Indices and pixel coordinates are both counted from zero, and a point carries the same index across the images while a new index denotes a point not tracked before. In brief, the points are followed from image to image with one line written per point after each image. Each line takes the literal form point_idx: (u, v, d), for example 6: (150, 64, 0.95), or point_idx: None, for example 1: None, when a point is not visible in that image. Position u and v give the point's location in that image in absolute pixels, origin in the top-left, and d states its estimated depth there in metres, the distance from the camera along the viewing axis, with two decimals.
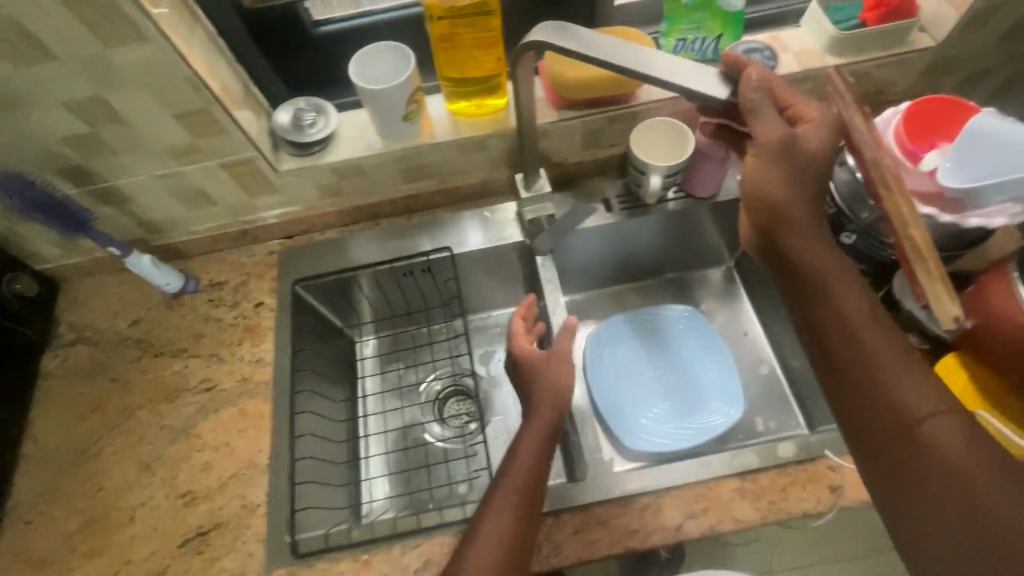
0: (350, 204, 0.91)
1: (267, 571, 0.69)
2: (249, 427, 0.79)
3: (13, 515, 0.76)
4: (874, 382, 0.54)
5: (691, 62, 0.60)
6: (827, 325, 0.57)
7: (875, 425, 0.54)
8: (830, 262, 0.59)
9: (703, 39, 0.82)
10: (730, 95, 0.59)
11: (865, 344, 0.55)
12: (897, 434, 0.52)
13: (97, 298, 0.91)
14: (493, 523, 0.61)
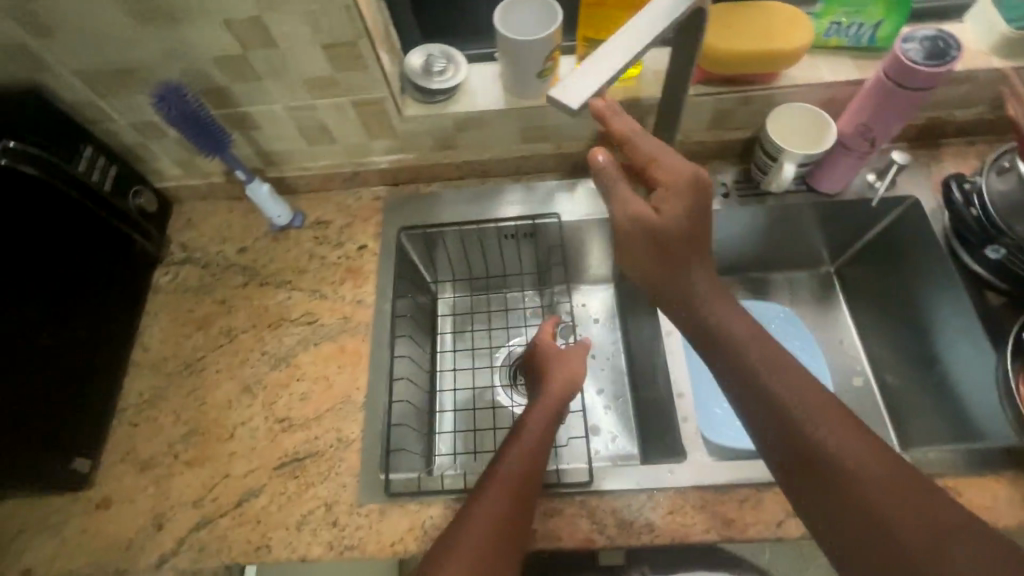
0: (462, 158, 0.90)
1: (359, 504, 0.71)
2: (348, 364, 0.80)
3: (122, 417, 0.79)
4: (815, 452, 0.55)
5: (603, 75, 0.50)
6: (760, 399, 0.58)
7: (823, 491, 0.54)
8: (750, 328, 0.62)
9: (860, 25, 0.76)
10: (566, 106, 0.49)
11: (774, 386, 0.58)
12: (841, 496, 0.53)
13: (207, 222, 0.94)
14: (485, 505, 0.60)
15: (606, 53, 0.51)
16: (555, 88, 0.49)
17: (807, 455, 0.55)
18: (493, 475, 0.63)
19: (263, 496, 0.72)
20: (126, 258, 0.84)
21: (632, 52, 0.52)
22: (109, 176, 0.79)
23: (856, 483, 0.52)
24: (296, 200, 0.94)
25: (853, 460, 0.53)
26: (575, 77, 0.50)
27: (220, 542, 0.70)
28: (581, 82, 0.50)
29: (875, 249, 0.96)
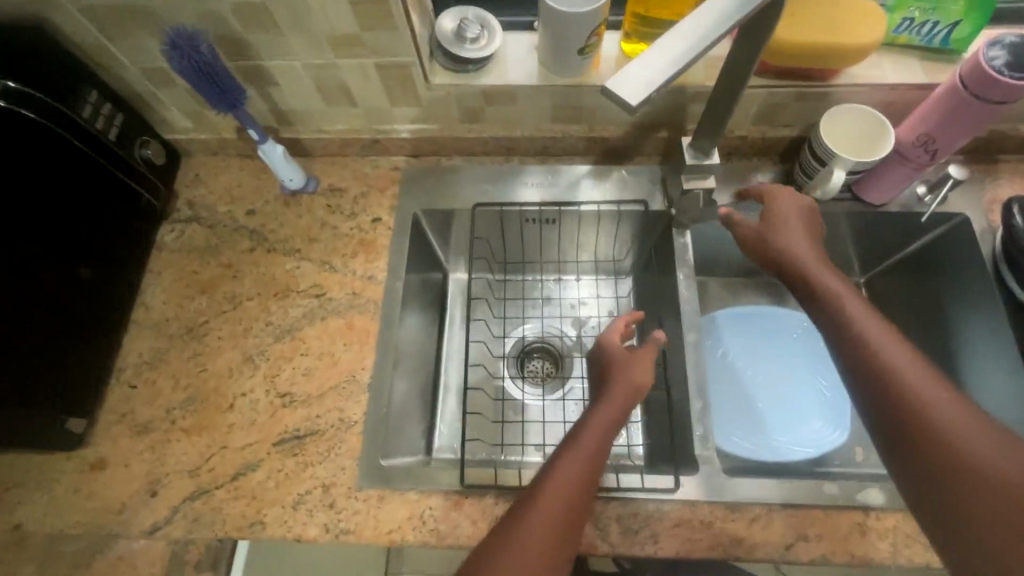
0: (489, 134, 0.85)
1: (358, 488, 0.69)
2: (355, 342, 0.77)
3: (120, 376, 0.77)
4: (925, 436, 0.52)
5: (670, 68, 0.45)
6: (876, 378, 0.56)
7: (930, 480, 0.51)
8: (868, 311, 0.60)
9: (935, 23, 0.70)
10: (625, 104, 0.44)
11: (889, 356, 0.56)
12: (949, 484, 0.50)
13: (217, 179, 0.89)
14: (553, 492, 0.57)
15: (664, 46, 0.46)
16: (610, 79, 0.45)
17: (916, 437, 0.53)
18: (553, 468, 0.59)
19: (261, 471, 0.70)
20: (130, 212, 0.80)
21: (693, 44, 0.46)
22: (114, 124, 0.75)
23: (974, 472, 0.50)
24: (311, 164, 0.89)
25: (972, 454, 0.50)
26: (629, 69, 0.45)
27: (214, 514, 0.68)
28: (637, 76, 0.45)
29: (909, 267, 0.91)
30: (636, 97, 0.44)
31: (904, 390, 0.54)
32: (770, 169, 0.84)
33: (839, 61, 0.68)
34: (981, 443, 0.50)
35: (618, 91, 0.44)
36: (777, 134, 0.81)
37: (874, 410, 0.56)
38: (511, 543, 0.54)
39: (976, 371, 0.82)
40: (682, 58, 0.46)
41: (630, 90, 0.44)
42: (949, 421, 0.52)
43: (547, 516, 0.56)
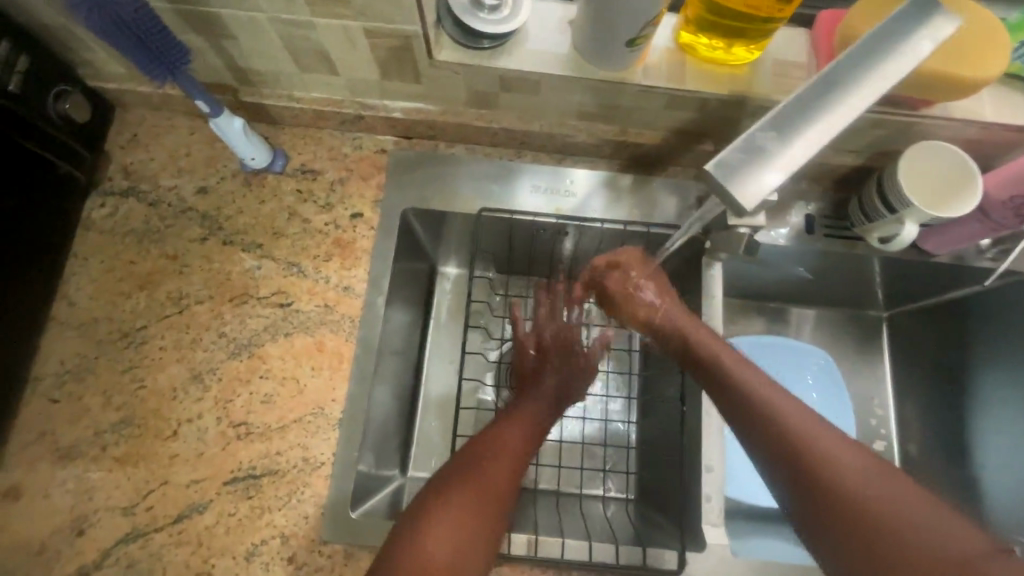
0: (499, 122, 0.71)
1: (322, 542, 0.60)
2: (325, 366, 0.66)
3: (37, 387, 0.64)
4: (816, 463, 0.48)
5: (797, 151, 0.37)
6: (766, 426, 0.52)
7: (815, 496, 0.47)
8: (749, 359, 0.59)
9: None
10: (740, 200, 0.37)
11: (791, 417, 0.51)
12: (844, 505, 0.46)
13: (159, 143, 0.73)
14: (481, 465, 0.57)
15: (778, 119, 0.38)
16: (712, 162, 0.37)
17: (813, 473, 0.48)
18: (482, 434, 0.61)
19: (209, 515, 0.61)
20: (41, 184, 0.64)
21: (821, 116, 0.38)
22: (18, 72, 0.58)
23: (848, 482, 0.46)
24: (279, 136, 0.73)
25: (826, 442, 0.49)
26: (737, 151, 0.37)
27: (153, 562, 0.59)
28: (748, 163, 0.37)
29: (940, 315, 0.82)
30: (747, 196, 0.36)
31: (773, 419, 0.52)
32: (820, 197, 0.73)
33: (939, 91, 0.57)
34: (835, 442, 0.49)
35: (724, 187, 0.36)
36: (836, 160, 0.69)
37: (777, 452, 0.51)
38: (434, 511, 0.53)
39: (990, 437, 0.78)
40: (808, 138, 0.37)
41: (738, 186, 0.36)
42: (830, 448, 0.49)
43: (471, 492, 0.55)
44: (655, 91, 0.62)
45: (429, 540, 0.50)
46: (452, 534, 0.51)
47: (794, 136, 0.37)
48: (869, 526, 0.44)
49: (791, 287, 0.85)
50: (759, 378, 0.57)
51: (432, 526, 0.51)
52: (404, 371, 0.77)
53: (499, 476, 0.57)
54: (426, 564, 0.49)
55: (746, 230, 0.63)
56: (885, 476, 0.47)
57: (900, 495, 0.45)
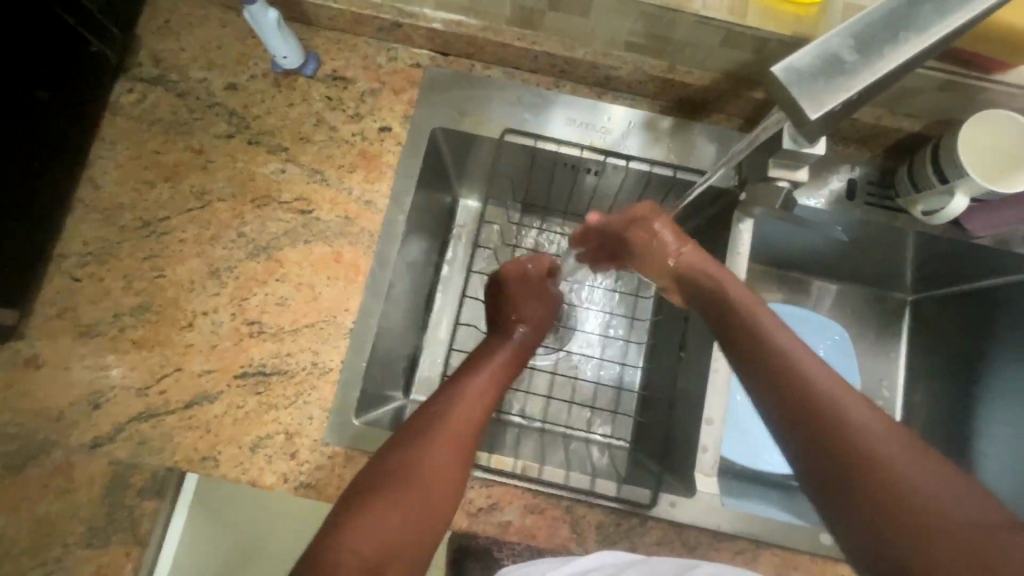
0: (542, 45, 0.67)
1: (325, 443, 0.62)
2: (340, 276, 0.66)
3: (60, 265, 0.65)
4: (839, 435, 0.44)
5: (874, 70, 0.36)
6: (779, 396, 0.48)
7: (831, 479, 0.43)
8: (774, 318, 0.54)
9: None
10: (809, 110, 0.36)
11: (804, 383, 0.47)
12: (859, 486, 0.42)
13: (191, 33, 0.71)
14: (415, 449, 0.52)
15: (859, 32, 0.37)
16: (781, 64, 0.36)
17: (824, 448, 0.44)
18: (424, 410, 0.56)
19: (219, 405, 0.63)
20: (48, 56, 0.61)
21: (903, 33, 0.36)
22: None
23: (872, 459, 0.42)
24: (312, 38, 0.71)
25: (856, 417, 0.44)
26: (810, 57, 0.36)
27: (163, 441, 0.62)
28: (818, 71, 0.36)
29: (968, 302, 0.80)
30: (813, 106, 0.36)
31: (794, 389, 0.47)
32: (867, 163, 0.70)
33: (1013, 51, 0.55)
34: (868, 418, 0.44)
35: (789, 91, 0.36)
36: (893, 123, 0.66)
37: (787, 429, 0.47)
38: (357, 511, 0.48)
39: (1000, 433, 0.75)
40: (889, 58, 0.36)
41: (807, 94, 0.36)
42: (856, 411, 0.45)
43: (394, 487, 0.49)
44: (710, 24, 0.59)
45: (349, 543, 0.46)
46: (373, 534, 0.47)
47: (874, 55, 0.36)
48: (890, 504, 0.40)
49: (818, 258, 0.83)
50: (792, 342, 0.51)
51: (352, 526, 0.47)
52: (418, 295, 0.77)
53: (428, 463, 0.52)
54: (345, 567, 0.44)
55: (786, 183, 0.62)
56: (914, 449, 0.42)
57: (928, 471, 0.41)
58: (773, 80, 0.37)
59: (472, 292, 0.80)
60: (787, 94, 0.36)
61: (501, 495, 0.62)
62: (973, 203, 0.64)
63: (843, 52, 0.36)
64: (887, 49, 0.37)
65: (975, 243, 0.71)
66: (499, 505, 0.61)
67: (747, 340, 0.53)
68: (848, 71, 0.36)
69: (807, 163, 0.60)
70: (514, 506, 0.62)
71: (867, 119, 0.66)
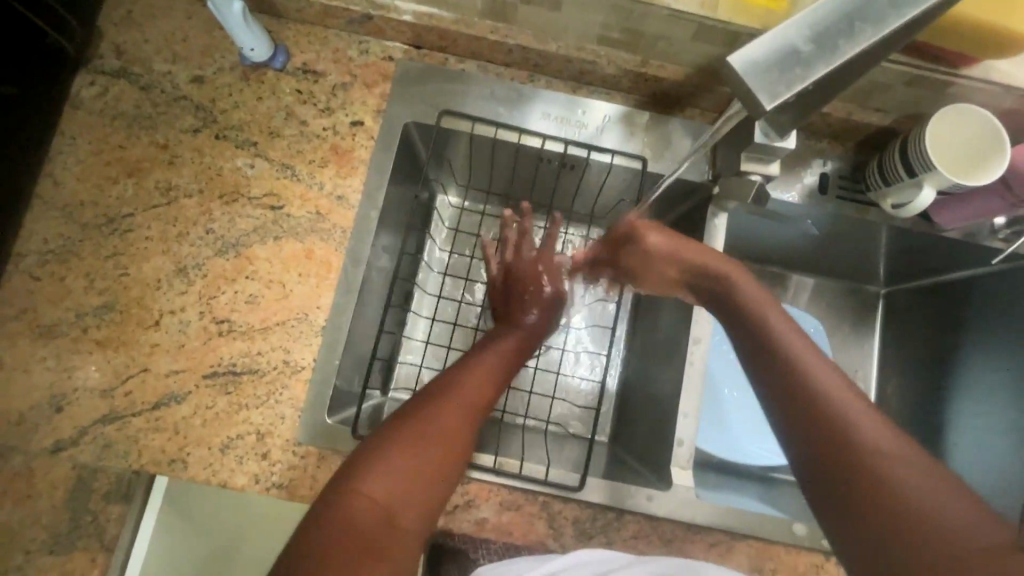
0: (516, 38, 0.67)
1: (297, 443, 0.61)
2: (312, 273, 0.65)
3: (19, 264, 0.63)
4: (846, 446, 0.44)
5: (828, 62, 0.36)
6: (791, 398, 0.48)
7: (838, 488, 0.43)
8: (788, 320, 0.54)
9: None
10: (765, 101, 0.36)
11: (818, 388, 0.47)
12: (866, 492, 0.42)
13: (154, 24, 0.69)
14: (441, 408, 0.51)
15: (817, 21, 0.37)
16: (739, 53, 0.36)
17: (834, 454, 0.44)
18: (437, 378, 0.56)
19: (187, 406, 0.61)
20: None
21: (859, 24, 0.37)
22: None
23: (877, 473, 0.42)
24: (282, 30, 0.69)
25: (863, 427, 0.44)
26: (768, 47, 0.36)
27: (129, 444, 0.60)
28: (775, 62, 0.36)
29: (938, 295, 0.81)
30: (767, 97, 0.36)
31: (808, 390, 0.47)
32: (839, 157, 0.71)
33: (976, 46, 0.56)
34: (876, 425, 0.44)
35: (744, 81, 0.36)
36: (863, 118, 0.66)
37: (795, 430, 0.47)
38: (374, 461, 0.46)
39: (969, 421, 0.77)
40: (844, 51, 0.36)
41: (763, 85, 0.36)
42: (867, 422, 0.45)
43: (422, 439, 0.49)
44: (682, 18, 0.59)
45: (368, 494, 0.45)
46: (395, 483, 0.46)
47: (829, 46, 0.36)
48: (894, 516, 0.41)
49: (794, 252, 0.84)
50: (805, 347, 0.51)
51: (367, 476, 0.46)
52: (394, 292, 0.76)
53: (452, 424, 0.51)
54: (363, 517, 0.44)
55: (757, 177, 0.62)
56: (921, 461, 0.43)
57: (934, 484, 0.41)
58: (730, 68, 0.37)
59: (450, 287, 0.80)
60: (744, 84, 0.37)
61: (477, 492, 0.61)
62: (941, 196, 0.65)
63: (802, 42, 0.36)
64: (843, 40, 0.37)
65: (944, 235, 0.72)
66: (475, 502, 0.61)
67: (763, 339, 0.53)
68: (804, 62, 0.36)
69: (777, 157, 0.60)
70: (490, 503, 0.61)
71: (838, 113, 0.66)
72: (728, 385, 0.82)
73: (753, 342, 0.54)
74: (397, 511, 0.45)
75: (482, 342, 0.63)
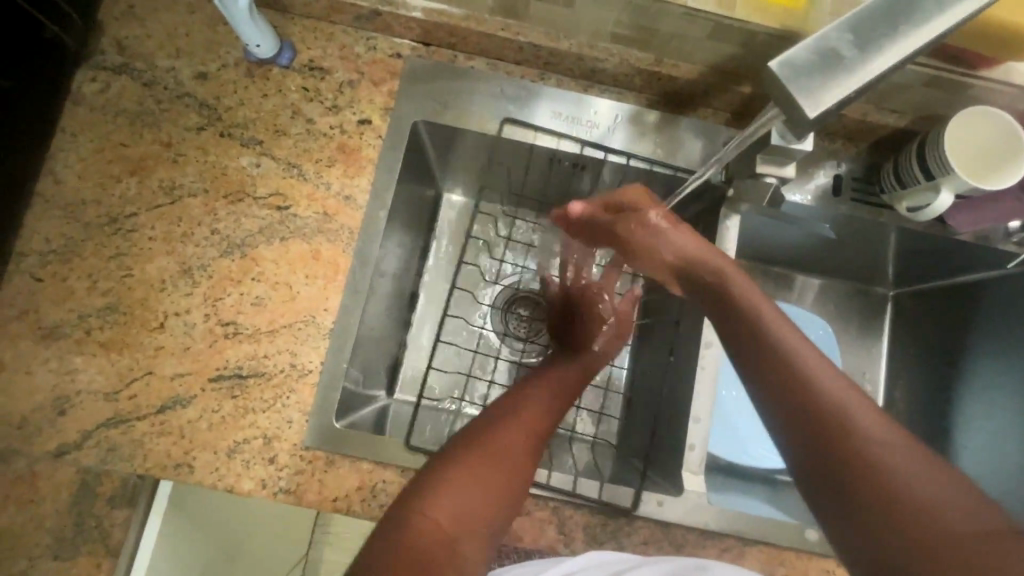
0: (527, 36, 0.66)
1: (304, 447, 0.60)
2: (319, 275, 0.64)
3: (20, 264, 0.62)
4: (839, 431, 0.43)
5: (874, 66, 0.35)
6: (779, 385, 0.47)
7: (833, 475, 0.42)
8: (773, 309, 0.54)
9: None
10: (810, 108, 0.35)
11: (805, 373, 0.47)
12: (863, 483, 0.41)
13: (157, 19, 0.67)
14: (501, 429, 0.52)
15: (858, 25, 0.36)
16: (778, 60, 0.35)
17: (825, 438, 0.43)
18: (499, 403, 0.56)
19: (192, 409, 0.60)
20: None
21: (902, 27, 0.36)
22: None
23: (869, 458, 0.41)
24: (287, 25, 0.68)
25: (858, 417, 0.43)
26: (808, 52, 0.35)
27: (134, 448, 0.59)
28: (816, 67, 0.35)
29: (948, 297, 0.81)
30: (810, 104, 0.35)
31: (795, 376, 0.47)
32: (852, 158, 0.70)
33: (999, 47, 0.55)
34: (870, 415, 0.44)
35: (786, 87, 0.35)
36: (879, 119, 0.65)
37: (786, 422, 0.46)
38: (438, 481, 0.47)
39: (979, 425, 0.77)
40: (889, 53, 0.35)
41: (804, 92, 0.35)
42: (858, 406, 0.44)
43: (484, 459, 0.49)
44: (699, 17, 0.58)
45: (429, 513, 0.45)
46: (457, 503, 0.46)
47: (873, 51, 0.35)
48: (889, 501, 0.39)
49: (803, 254, 0.83)
50: (795, 339, 0.50)
51: (432, 497, 0.46)
52: (401, 293, 0.75)
53: (510, 443, 0.51)
54: (426, 539, 0.43)
55: (773, 179, 0.61)
56: (914, 451, 0.42)
57: (931, 473, 0.40)
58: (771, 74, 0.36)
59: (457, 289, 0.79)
60: (784, 91, 0.36)
61: None
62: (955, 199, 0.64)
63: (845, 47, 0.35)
64: (887, 43, 0.36)
65: (957, 238, 0.71)
66: None
67: (750, 326, 0.53)
68: (847, 66, 0.35)
69: (794, 159, 0.59)
70: None
71: (854, 115, 0.65)
72: (736, 387, 0.81)
73: (738, 329, 0.53)
74: (457, 533, 0.45)
75: (541, 368, 0.63)
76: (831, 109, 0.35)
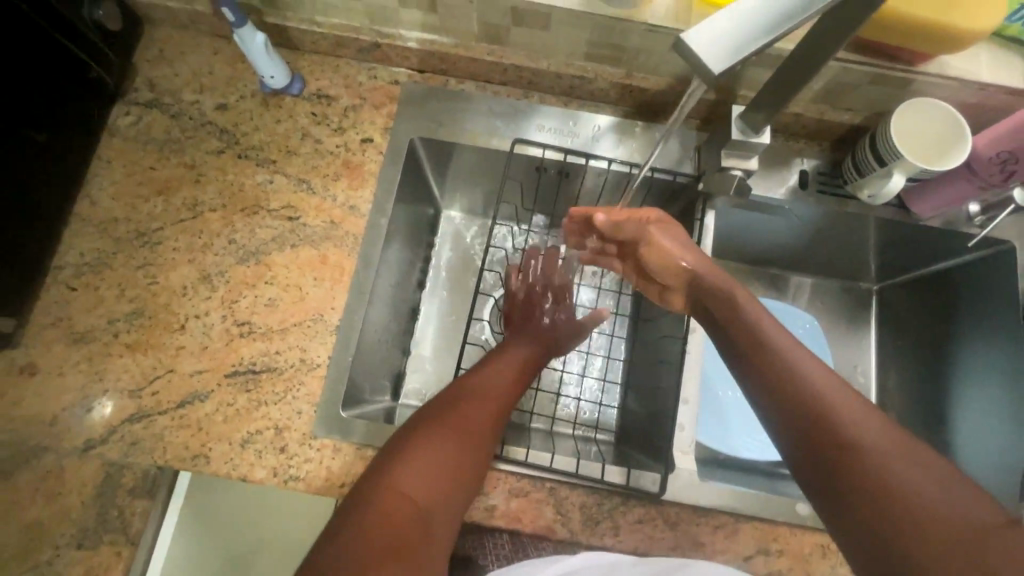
0: (510, 59, 0.74)
1: (313, 436, 0.64)
2: (327, 278, 0.69)
3: (56, 276, 0.68)
4: (828, 427, 0.46)
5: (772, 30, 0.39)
6: (772, 385, 0.51)
7: (825, 471, 0.45)
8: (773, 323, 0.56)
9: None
10: (714, 71, 0.40)
11: (800, 374, 0.50)
12: (848, 465, 0.44)
13: (184, 60, 0.76)
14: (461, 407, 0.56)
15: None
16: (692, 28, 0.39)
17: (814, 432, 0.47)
18: (464, 382, 0.60)
19: (209, 404, 0.65)
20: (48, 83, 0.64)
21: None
22: None
23: (856, 452, 0.44)
24: (298, 60, 0.77)
25: (845, 414, 0.47)
26: (717, 21, 0.39)
27: (154, 441, 0.63)
28: (723, 35, 0.39)
29: (926, 287, 0.85)
30: (713, 65, 0.39)
31: (788, 379, 0.50)
32: (816, 155, 0.75)
33: (928, 44, 0.60)
34: (870, 426, 0.46)
35: (701, 57, 0.39)
36: (835, 118, 0.72)
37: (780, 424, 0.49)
38: (404, 457, 0.51)
39: (968, 407, 0.79)
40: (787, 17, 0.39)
41: (710, 55, 0.39)
42: (849, 408, 0.47)
43: (447, 436, 0.53)
44: (659, 33, 0.66)
45: (395, 486, 0.48)
46: (421, 480, 0.49)
47: (776, 19, 0.39)
48: (878, 492, 0.42)
49: (783, 252, 0.87)
50: (788, 341, 0.53)
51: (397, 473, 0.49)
52: (403, 298, 0.80)
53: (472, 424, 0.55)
54: (393, 509, 0.47)
55: (739, 172, 0.66)
56: (904, 450, 0.44)
57: (931, 483, 0.42)
58: (686, 47, 0.40)
59: (457, 295, 0.84)
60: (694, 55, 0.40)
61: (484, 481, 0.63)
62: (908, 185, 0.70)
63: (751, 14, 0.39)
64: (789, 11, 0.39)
65: (924, 225, 0.76)
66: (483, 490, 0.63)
67: (749, 330, 0.56)
68: (750, 33, 0.39)
69: (756, 152, 0.65)
70: (499, 491, 0.63)
71: (811, 114, 0.72)
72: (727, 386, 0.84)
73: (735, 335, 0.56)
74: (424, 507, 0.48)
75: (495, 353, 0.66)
76: (732, 68, 0.40)
